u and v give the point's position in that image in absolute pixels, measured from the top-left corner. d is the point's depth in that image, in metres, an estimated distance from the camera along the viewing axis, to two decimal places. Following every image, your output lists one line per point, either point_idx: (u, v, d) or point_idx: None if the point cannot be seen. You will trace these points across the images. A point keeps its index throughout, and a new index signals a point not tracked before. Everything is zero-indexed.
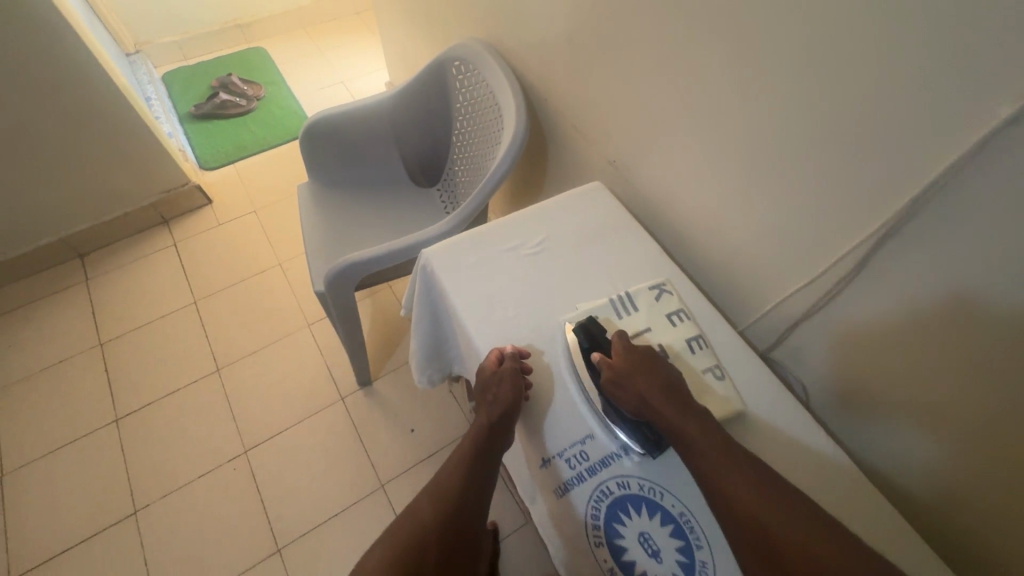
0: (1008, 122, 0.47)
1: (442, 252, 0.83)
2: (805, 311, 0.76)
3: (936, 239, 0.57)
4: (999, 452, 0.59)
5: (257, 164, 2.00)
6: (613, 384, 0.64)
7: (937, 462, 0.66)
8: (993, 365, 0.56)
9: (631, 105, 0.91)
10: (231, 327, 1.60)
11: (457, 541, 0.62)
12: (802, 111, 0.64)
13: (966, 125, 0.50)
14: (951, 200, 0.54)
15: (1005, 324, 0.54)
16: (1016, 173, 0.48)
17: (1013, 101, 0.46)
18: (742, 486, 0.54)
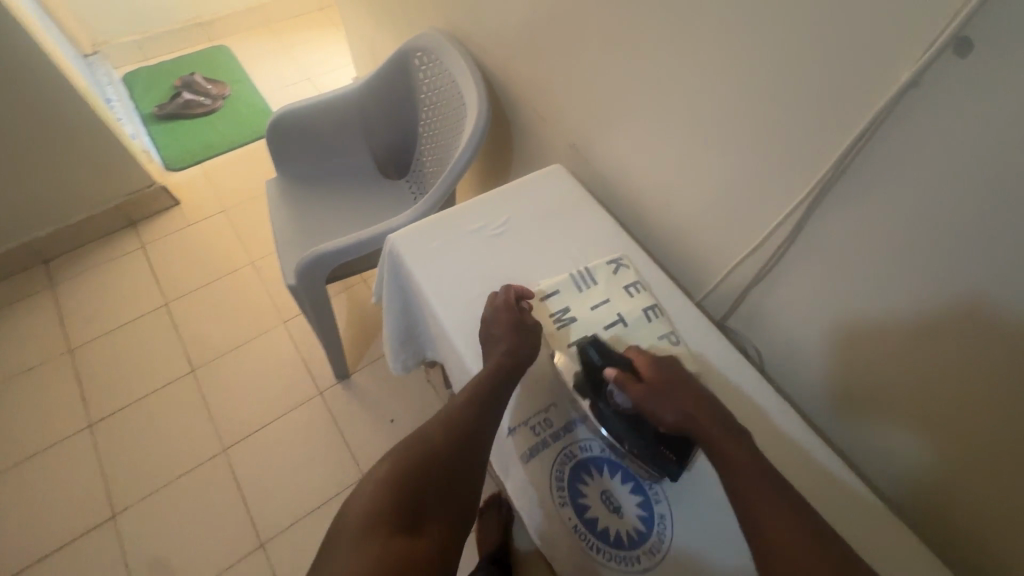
0: (908, 86, 0.53)
1: (408, 237, 0.84)
2: (755, 278, 0.80)
3: (862, 200, 0.62)
4: (932, 394, 0.64)
5: (224, 163, 1.98)
6: (643, 398, 0.62)
7: (879, 411, 0.71)
8: (919, 316, 0.61)
9: (587, 89, 0.94)
10: (206, 327, 1.60)
11: (459, 472, 0.63)
12: (741, 85, 0.68)
13: (879, 91, 0.55)
14: (872, 161, 0.59)
15: (925, 275, 0.59)
16: (923, 131, 0.53)
17: (911, 67, 0.52)
18: (773, 503, 0.53)
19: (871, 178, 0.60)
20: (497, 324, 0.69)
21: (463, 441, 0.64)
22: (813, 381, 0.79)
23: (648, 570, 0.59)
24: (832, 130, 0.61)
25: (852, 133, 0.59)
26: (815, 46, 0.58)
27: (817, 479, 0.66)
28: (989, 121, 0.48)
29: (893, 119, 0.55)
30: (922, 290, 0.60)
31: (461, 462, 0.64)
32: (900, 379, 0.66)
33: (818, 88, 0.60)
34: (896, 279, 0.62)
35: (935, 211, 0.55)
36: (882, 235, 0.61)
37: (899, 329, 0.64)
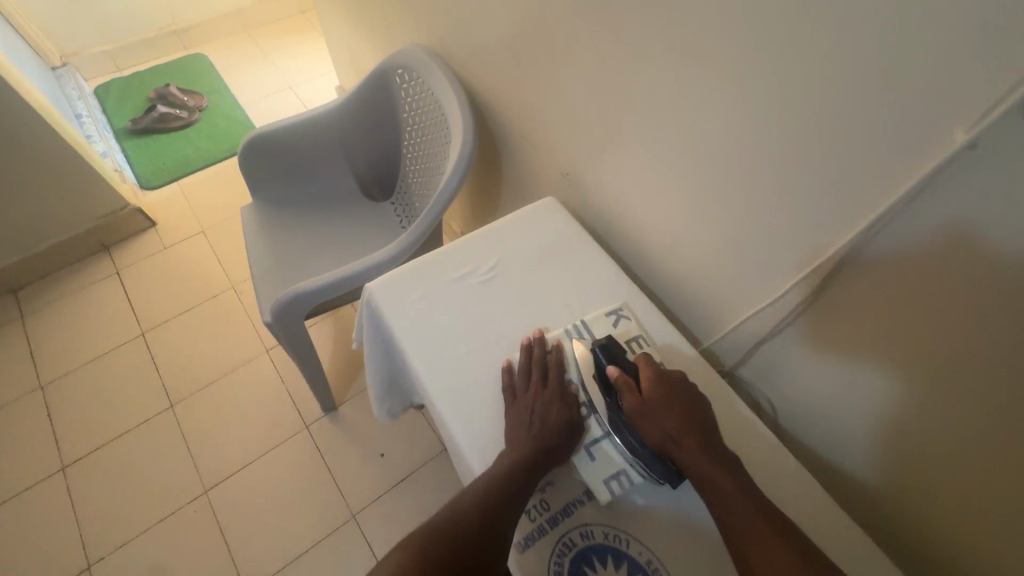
0: (965, 149, 0.44)
1: (387, 287, 0.77)
2: (769, 328, 0.73)
3: (895, 263, 0.54)
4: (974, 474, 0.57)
5: (202, 180, 1.89)
6: (637, 409, 0.59)
7: (910, 478, 0.64)
8: (966, 397, 0.53)
9: (581, 116, 0.86)
10: (185, 358, 1.52)
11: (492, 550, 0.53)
12: (755, 125, 0.61)
13: (924, 147, 0.47)
14: (913, 225, 0.51)
15: (969, 353, 0.51)
16: (980, 200, 0.45)
17: (968, 127, 0.44)
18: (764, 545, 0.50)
19: (907, 243, 0.52)
20: (534, 388, 0.65)
21: (497, 513, 0.55)
22: (834, 439, 0.73)
23: None
24: (862, 185, 0.53)
25: (891, 194, 0.51)
26: (844, 90, 0.51)
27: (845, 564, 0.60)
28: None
29: (939, 184, 0.47)
30: (966, 371, 0.52)
31: (494, 538, 0.53)
32: (935, 457, 0.59)
33: (846, 136, 0.53)
34: (935, 356, 0.54)
35: (984, 288, 0.48)
36: (919, 305, 0.54)
37: (935, 408, 0.57)
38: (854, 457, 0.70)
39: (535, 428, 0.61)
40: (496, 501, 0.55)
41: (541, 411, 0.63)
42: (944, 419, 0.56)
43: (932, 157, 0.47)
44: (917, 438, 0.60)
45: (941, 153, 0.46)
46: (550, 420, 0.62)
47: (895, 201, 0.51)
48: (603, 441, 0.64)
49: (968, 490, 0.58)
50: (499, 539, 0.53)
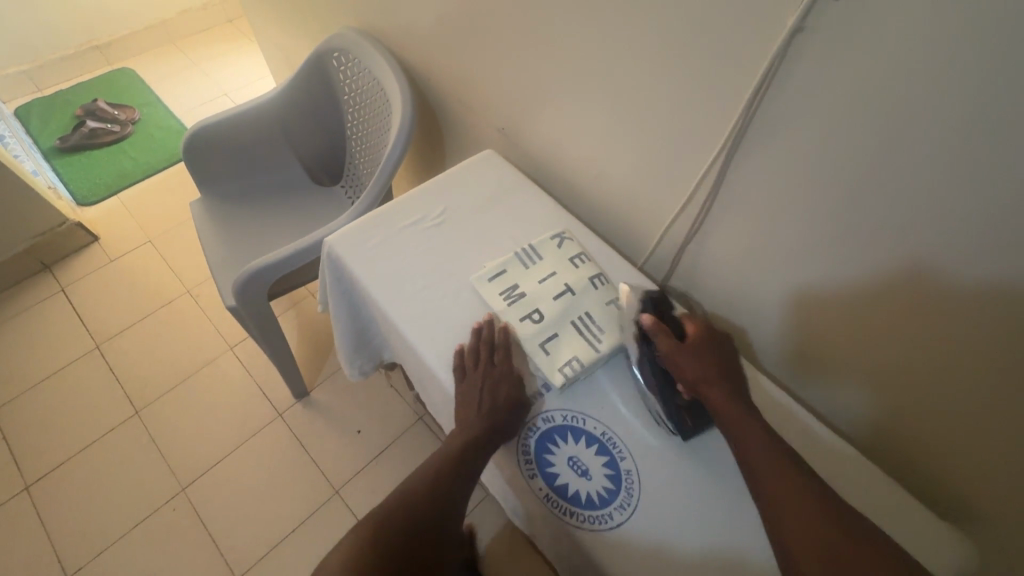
0: (795, 34, 0.55)
1: (346, 239, 0.83)
2: (688, 236, 0.83)
3: (774, 150, 0.64)
4: (858, 320, 0.68)
5: (143, 191, 1.86)
6: (672, 350, 0.64)
7: (813, 342, 0.76)
8: (837, 242, 0.65)
9: (508, 73, 0.95)
10: (146, 365, 1.50)
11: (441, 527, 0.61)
12: (649, 48, 0.70)
13: (769, 40, 0.57)
14: (774, 109, 0.62)
15: (846, 213, 0.62)
16: (816, 73, 0.56)
17: (796, 14, 0.54)
18: (790, 484, 0.52)
19: (778, 130, 0.63)
20: (485, 373, 0.67)
21: (444, 495, 0.62)
22: (749, 325, 0.84)
23: (622, 524, 0.60)
24: (737, 83, 0.63)
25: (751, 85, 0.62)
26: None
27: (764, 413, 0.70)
28: (890, 62, 0.50)
29: (785, 69, 0.58)
30: (842, 227, 0.63)
31: (442, 518, 0.61)
32: (837, 313, 0.70)
33: (720, 44, 0.62)
34: (822, 222, 0.65)
35: (838, 151, 0.58)
36: (802, 182, 0.64)
37: (825, 267, 0.68)
38: (771, 336, 0.82)
39: (483, 413, 0.65)
40: (444, 486, 0.63)
41: (490, 395, 0.66)
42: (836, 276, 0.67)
43: (783, 47, 0.57)
44: (825, 303, 0.71)
45: (789, 41, 0.56)
46: (498, 403, 0.66)
47: (756, 89, 0.61)
48: (556, 338, 0.71)
49: (850, 334, 0.70)
50: (448, 516, 0.62)
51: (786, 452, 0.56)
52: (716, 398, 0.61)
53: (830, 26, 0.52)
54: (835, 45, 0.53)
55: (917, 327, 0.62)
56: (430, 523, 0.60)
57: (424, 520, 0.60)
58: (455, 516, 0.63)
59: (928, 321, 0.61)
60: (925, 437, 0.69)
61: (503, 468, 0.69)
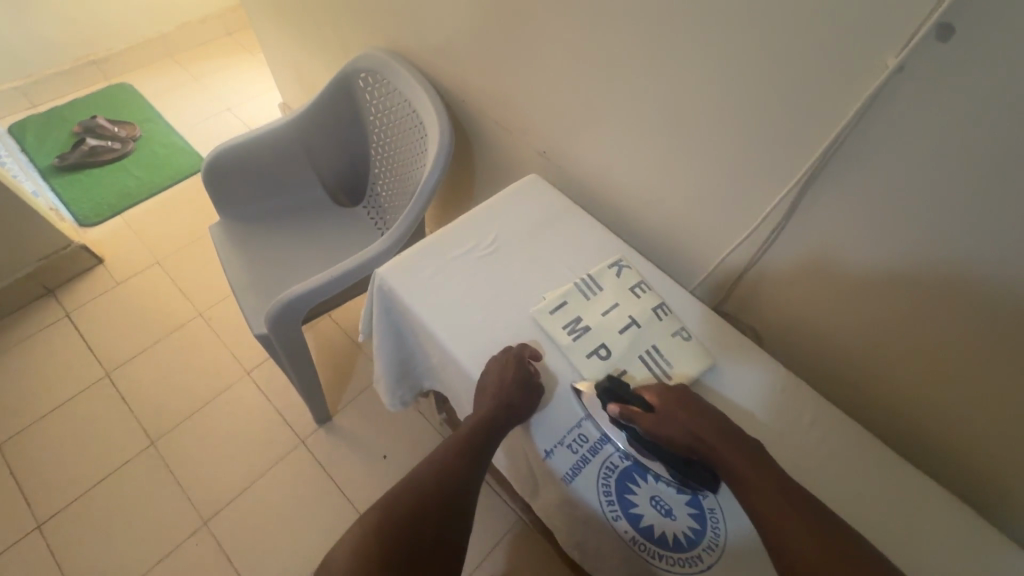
0: (895, 72, 0.54)
1: (399, 270, 0.81)
2: (748, 263, 0.83)
3: (857, 183, 0.64)
4: (933, 351, 0.68)
5: (148, 210, 1.81)
6: (651, 424, 0.62)
7: (883, 369, 0.75)
8: (918, 276, 0.64)
9: (553, 97, 0.94)
10: (160, 393, 1.45)
11: (451, 513, 0.64)
12: (717, 81, 0.69)
13: (861, 77, 0.57)
14: (863, 143, 0.61)
15: (922, 242, 0.61)
16: (913, 111, 0.55)
17: (896, 54, 0.53)
18: (810, 540, 0.51)
19: (862, 163, 0.62)
20: (493, 368, 0.70)
21: (455, 482, 0.67)
22: (809, 351, 0.84)
23: (711, 567, 0.59)
24: (813, 117, 0.63)
25: (840, 121, 0.61)
26: (795, 34, 0.59)
27: (838, 445, 0.70)
28: (994, 102, 0.49)
29: (878, 105, 0.57)
30: (925, 260, 0.62)
31: (454, 502, 0.65)
32: (911, 341, 0.70)
33: (802, 79, 0.61)
34: (897, 248, 0.64)
35: (929, 187, 0.58)
36: (879, 212, 0.64)
37: (897, 298, 0.68)
38: (834, 362, 0.82)
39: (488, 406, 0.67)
40: (455, 475, 0.67)
41: (494, 387, 0.67)
42: (907, 300, 0.67)
43: (869, 84, 0.56)
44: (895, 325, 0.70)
45: (878, 78, 0.56)
46: (503, 396, 0.66)
47: (844, 125, 0.60)
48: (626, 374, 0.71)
49: (924, 365, 0.70)
50: (461, 501, 0.66)
51: (795, 500, 0.54)
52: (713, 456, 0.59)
53: (926, 65, 0.52)
54: (938, 85, 0.52)
55: (1000, 359, 0.62)
56: (441, 506, 0.64)
57: (434, 506, 0.64)
58: (468, 499, 0.67)
59: (1013, 353, 0.60)
60: (996, 464, 0.68)
61: (577, 514, 0.66)
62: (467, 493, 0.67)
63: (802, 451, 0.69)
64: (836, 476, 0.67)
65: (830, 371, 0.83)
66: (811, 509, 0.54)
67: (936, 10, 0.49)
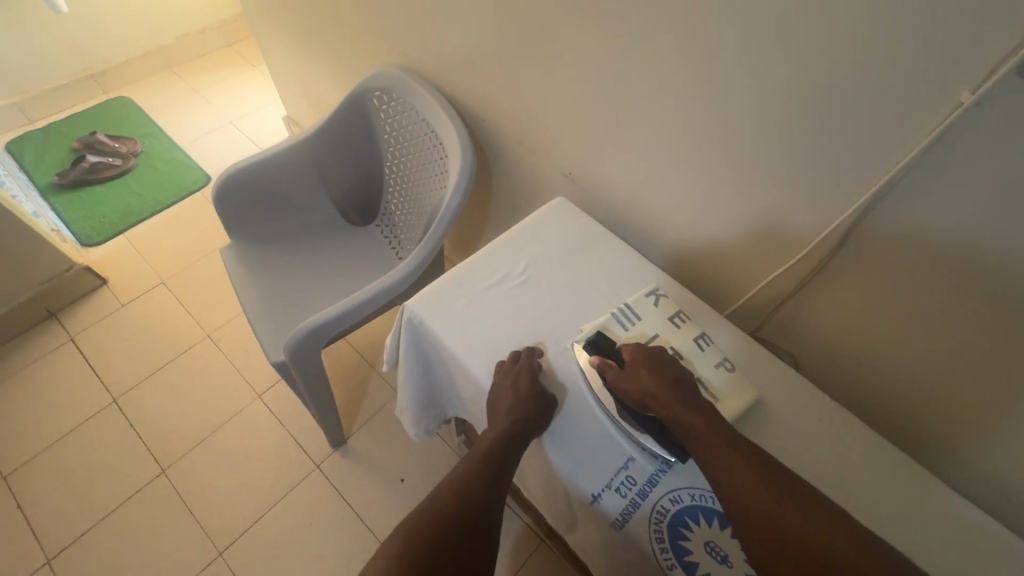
0: (972, 107, 0.50)
1: (428, 301, 0.79)
2: (790, 291, 0.80)
3: (917, 217, 0.60)
4: (996, 392, 0.64)
5: (152, 227, 1.77)
6: (615, 376, 0.67)
7: (935, 405, 0.72)
8: (983, 313, 0.60)
9: (580, 119, 0.91)
10: (170, 418, 1.41)
11: (474, 535, 0.60)
12: (763, 109, 0.66)
13: (928, 109, 0.54)
14: (927, 177, 0.57)
15: (988, 279, 0.58)
16: (988, 147, 0.51)
17: (973, 88, 0.50)
18: (746, 483, 0.54)
19: (926, 197, 0.58)
20: (504, 377, 0.70)
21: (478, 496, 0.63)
22: (851, 380, 0.81)
23: None
24: (871, 148, 0.60)
25: (903, 153, 0.58)
26: (858, 63, 0.55)
27: (896, 484, 0.67)
28: None
29: (947, 139, 0.54)
30: (992, 298, 0.59)
31: (480, 518, 0.62)
32: (969, 380, 0.66)
33: (860, 110, 0.58)
34: (961, 285, 0.61)
35: (1001, 225, 0.54)
36: (942, 248, 0.60)
37: (956, 334, 0.64)
38: (879, 393, 0.79)
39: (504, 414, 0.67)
40: (476, 492, 0.63)
41: (511, 396, 0.68)
42: (970, 336, 0.63)
43: (939, 116, 0.53)
44: (952, 359, 0.67)
45: (951, 111, 0.52)
46: (520, 404, 0.67)
47: (910, 158, 0.57)
48: None
49: (985, 404, 0.66)
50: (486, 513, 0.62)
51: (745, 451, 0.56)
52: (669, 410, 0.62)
53: (1005, 101, 0.48)
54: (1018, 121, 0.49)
55: None
56: (464, 527, 0.60)
57: (455, 528, 0.59)
58: (491, 521, 0.63)
59: None
60: None
61: (630, 556, 0.65)
62: (491, 506, 0.63)
63: (859, 490, 0.66)
64: (896, 516, 0.65)
65: (875, 400, 0.80)
66: (759, 461, 0.56)
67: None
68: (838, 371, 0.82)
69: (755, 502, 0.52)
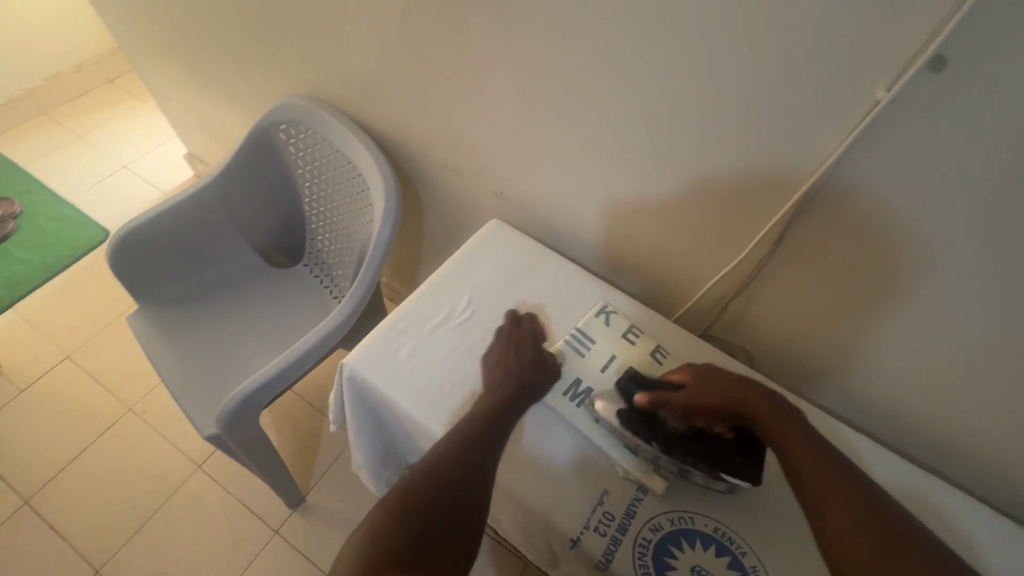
0: (887, 104, 0.52)
1: (367, 356, 0.72)
2: (734, 289, 0.80)
3: (847, 209, 0.61)
4: (936, 365, 0.67)
5: (45, 297, 1.58)
6: (687, 399, 0.59)
7: (883, 383, 0.74)
8: (920, 294, 0.62)
9: (504, 138, 0.87)
10: (97, 510, 1.26)
11: (462, 491, 0.56)
12: (690, 115, 0.66)
13: (848, 108, 0.55)
14: (850, 172, 0.59)
15: (917, 263, 0.60)
16: (905, 138, 0.53)
17: (886, 88, 0.51)
18: (858, 520, 0.47)
19: (852, 191, 0.60)
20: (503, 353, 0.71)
21: (474, 460, 0.59)
22: (802, 367, 0.83)
23: None
24: (797, 147, 0.61)
25: (828, 151, 0.59)
26: (777, 67, 0.56)
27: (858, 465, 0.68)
28: (981, 130, 0.48)
29: (867, 135, 0.55)
30: (925, 279, 0.61)
31: (470, 481, 0.57)
32: (910, 356, 0.69)
33: (782, 111, 0.59)
34: (898, 270, 0.62)
35: (924, 210, 0.56)
36: (873, 235, 0.62)
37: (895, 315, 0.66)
38: (831, 378, 0.80)
39: (498, 380, 0.67)
40: (470, 449, 0.59)
41: (504, 365, 0.69)
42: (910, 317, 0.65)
43: (858, 115, 0.55)
44: (888, 340, 0.69)
45: (869, 108, 0.54)
46: (513, 373, 0.68)
47: (835, 155, 0.58)
48: None
49: (928, 377, 0.69)
50: (479, 479, 0.58)
51: (839, 469, 0.51)
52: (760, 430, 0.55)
53: (917, 97, 0.50)
54: (929, 114, 0.50)
55: (1003, 367, 0.62)
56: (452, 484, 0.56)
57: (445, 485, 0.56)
58: (485, 480, 0.58)
59: (1009, 359, 0.61)
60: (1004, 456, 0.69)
61: None
62: (491, 461, 0.60)
63: None
64: None
65: (826, 386, 0.82)
66: (866, 490, 0.49)
67: (931, 43, 0.47)
68: (788, 360, 0.84)
69: (867, 540, 0.46)
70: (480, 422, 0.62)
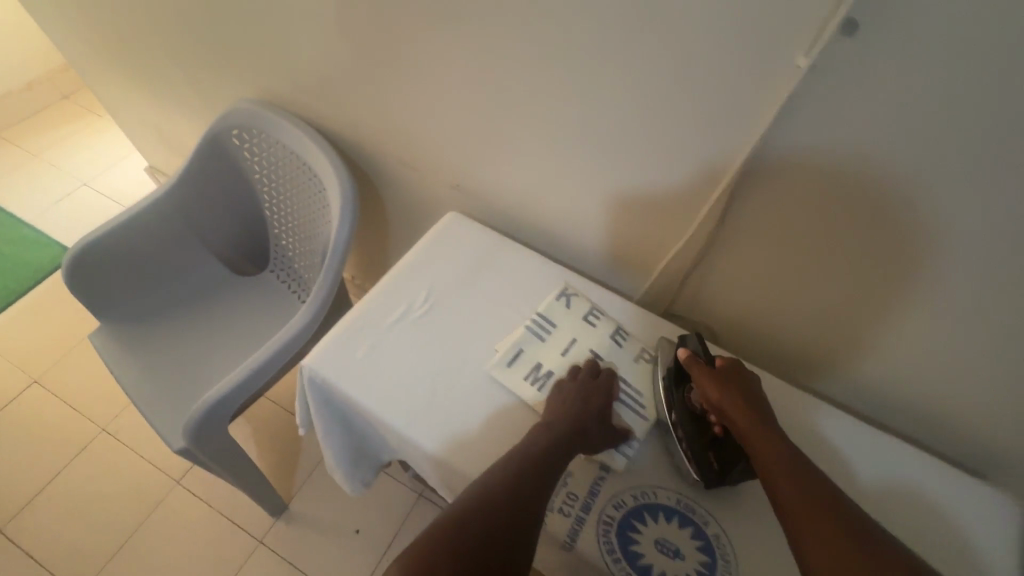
0: (807, 71, 0.54)
1: (328, 356, 0.72)
2: (690, 265, 0.81)
3: (784, 176, 0.63)
4: (881, 323, 0.69)
5: (9, 322, 1.54)
6: (700, 376, 0.62)
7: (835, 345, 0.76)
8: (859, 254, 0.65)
9: (455, 129, 0.87)
10: (75, 534, 1.23)
11: (512, 536, 0.51)
12: (628, 94, 0.67)
13: (774, 77, 0.56)
14: (782, 140, 0.60)
15: (853, 224, 0.62)
16: (827, 104, 0.55)
17: (805, 56, 0.53)
18: (818, 517, 0.48)
19: (786, 158, 0.61)
20: (574, 389, 0.67)
21: (528, 507, 0.53)
22: (761, 338, 0.84)
23: None
24: (732, 119, 0.62)
25: (760, 121, 0.60)
26: (704, 41, 0.57)
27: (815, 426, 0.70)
28: (895, 90, 0.50)
29: (793, 103, 0.57)
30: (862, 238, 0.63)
31: (521, 527, 0.52)
32: (857, 316, 0.71)
33: (714, 84, 0.60)
34: (837, 232, 0.64)
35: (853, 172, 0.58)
36: (811, 201, 0.63)
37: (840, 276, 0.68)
38: (789, 345, 0.82)
39: (565, 419, 0.62)
40: (528, 489, 0.55)
41: (577, 404, 0.64)
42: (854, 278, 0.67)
43: (783, 84, 0.56)
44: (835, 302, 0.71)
45: (792, 76, 0.55)
46: (583, 416, 0.63)
47: (766, 125, 0.59)
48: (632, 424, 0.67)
49: (875, 335, 0.71)
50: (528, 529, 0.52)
51: (811, 476, 0.52)
52: (744, 424, 0.57)
53: (833, 62, 0.52)
54: (846, 78, 0.52)
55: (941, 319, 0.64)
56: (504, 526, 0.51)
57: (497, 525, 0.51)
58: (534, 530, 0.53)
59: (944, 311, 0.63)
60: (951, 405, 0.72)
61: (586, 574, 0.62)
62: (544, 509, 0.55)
63: None
64: None
65: (785, 354, 0.84)
66: (838, 500, 0.50)
67: (840, 7, 0.49)
68: (747, 331, 0.85)
69: (825, 536, 0.47)
70: (543, 464, 0.57)
